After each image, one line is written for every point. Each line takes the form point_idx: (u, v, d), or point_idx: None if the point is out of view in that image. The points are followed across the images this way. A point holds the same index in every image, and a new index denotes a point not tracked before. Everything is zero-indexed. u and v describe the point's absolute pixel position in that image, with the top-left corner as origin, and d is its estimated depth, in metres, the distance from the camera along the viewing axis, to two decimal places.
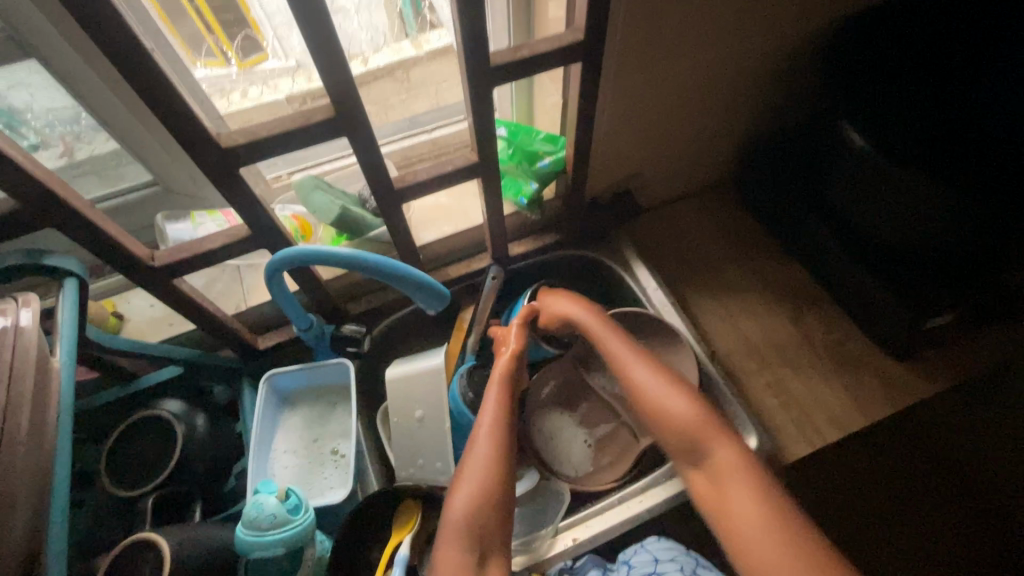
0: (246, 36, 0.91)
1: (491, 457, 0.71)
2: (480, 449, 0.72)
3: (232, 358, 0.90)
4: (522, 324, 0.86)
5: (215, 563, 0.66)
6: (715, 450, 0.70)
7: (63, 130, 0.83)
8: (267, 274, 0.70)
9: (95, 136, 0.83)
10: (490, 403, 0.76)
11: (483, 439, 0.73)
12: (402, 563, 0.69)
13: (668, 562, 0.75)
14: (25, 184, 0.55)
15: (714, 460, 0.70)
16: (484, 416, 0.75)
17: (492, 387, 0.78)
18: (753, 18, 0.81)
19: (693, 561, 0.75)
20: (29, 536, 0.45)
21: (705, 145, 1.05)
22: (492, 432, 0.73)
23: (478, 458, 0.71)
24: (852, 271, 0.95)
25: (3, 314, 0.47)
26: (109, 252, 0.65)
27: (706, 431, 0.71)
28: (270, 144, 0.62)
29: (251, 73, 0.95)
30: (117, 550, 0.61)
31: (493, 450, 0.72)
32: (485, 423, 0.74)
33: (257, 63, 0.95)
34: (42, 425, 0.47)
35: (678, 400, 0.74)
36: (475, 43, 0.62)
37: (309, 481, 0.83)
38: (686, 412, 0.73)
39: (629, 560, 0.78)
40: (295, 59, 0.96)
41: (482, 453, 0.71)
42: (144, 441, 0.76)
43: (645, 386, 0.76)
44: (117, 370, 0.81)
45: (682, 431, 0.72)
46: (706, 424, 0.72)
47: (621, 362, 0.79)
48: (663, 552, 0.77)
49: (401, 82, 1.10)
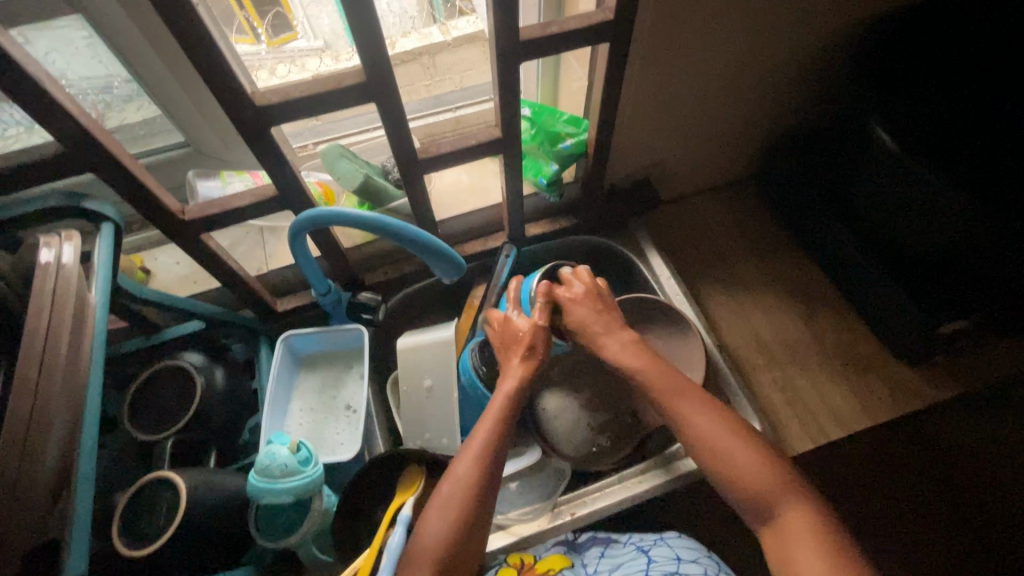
0: (277, 13, 0.97)
1: (474, 480, 0.65)
2: (463, 467, 0.66)
3: (252, 317, 0.93)
4: (543, 324, 0.79)
5: (228, 507, 0.69)
6: (782, 507, 0.61)
7: (94, 99, 0.86)
8: (291, 233, 0.72)
9: (127, 105, 0.89)
10: (489, 418, 0.70)
11: (470, 456, 0.67)
12: (405, 523, 0.70)
13: (691, 562, 0.67)
14: (70, 129, 0.58)
15: (783, 521, 0.61)
16: (479, 432, 0.69)
17: (498, 398, 0.73)
18: (788, 9, 0.81)
19: (717, 566, 0.67)
20: (63, 458, 0.48)
21: (729, 137, 1.04)
22: (483, 451, 0.68)
23: (458, 476, 0.66)
24: (870, 273, 0.94)
25: (49, 246, 0.51)
26: (144, 201, 0.68)
27: (773, 486, 0.62)
28: (301, 105, 0.64)
29: (279, 51, 0.99)
30: (139, 486, 0.65)
31: (477, 472, 0.66)
32: (478, 440, 0.69)
33: (286, 41, 0.99)
34: (77, 356, 0.50)
35: (744, 449, 0.66)
36: (506, 17, 0.63)
37: (320, 439, 0.86)
38: (750, 464, 0.64)
39: (648, 551, 0.72)
40: (323, 39, 1.01)
41: (463, 473, 0.66)
42: (165, 390, 0.79)
43: (693, 422, 0.69)
44: (143, 321, 0.84)
45: (749, 485, 0.63)
46: (775, 478, 0.63)
47: (688, 394, 0.71)
48: (686, 552, 0.70)
49: (427, 67, 1.14)
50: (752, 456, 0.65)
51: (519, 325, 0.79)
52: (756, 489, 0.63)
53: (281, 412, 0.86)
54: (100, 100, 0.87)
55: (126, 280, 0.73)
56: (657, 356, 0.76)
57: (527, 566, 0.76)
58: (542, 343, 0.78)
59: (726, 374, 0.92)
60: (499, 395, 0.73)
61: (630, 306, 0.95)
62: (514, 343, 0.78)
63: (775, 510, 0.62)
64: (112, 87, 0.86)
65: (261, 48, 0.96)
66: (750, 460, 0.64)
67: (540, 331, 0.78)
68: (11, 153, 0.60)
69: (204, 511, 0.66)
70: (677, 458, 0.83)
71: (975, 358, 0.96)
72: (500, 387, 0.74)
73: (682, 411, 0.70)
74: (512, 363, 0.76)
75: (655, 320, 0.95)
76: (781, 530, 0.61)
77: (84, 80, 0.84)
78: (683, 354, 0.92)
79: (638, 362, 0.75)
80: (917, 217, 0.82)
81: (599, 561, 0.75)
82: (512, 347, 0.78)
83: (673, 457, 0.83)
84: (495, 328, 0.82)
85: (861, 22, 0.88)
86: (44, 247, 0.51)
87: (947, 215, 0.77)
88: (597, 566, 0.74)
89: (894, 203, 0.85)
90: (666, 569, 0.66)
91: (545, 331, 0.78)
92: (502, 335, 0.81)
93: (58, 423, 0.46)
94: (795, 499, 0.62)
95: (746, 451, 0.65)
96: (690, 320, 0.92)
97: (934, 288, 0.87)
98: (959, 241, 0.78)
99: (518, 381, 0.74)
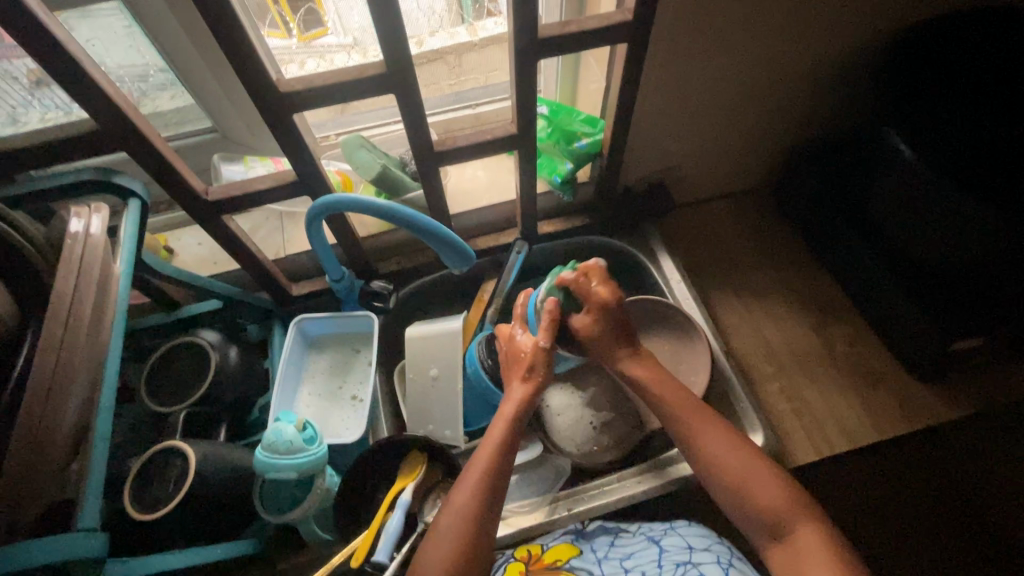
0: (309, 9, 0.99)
1: (472, 512, 0.64)
2: (460, 498, 0.65)
3: (267, 300, 0.95)
4: (546, 344, 0.75)
5: (235, 481, 0.71)
6: (792, 523, 0.62)
7: (132, 86, 0.91)
8: (307, 219, 0.74)
9: (161, 94, 0.92)
10: (488, 447, 0.69)
11: (471, 481, 0.66)
12: (403, 507, 0.72)
13: (704, 551, 0.68)
14: (105, 107, 0.60)
15: (796, 541, 0.61)
16: (478, 463, 0.67)
17: (499, 425, 0.71)
18: (810, 17, 0.81)
19: (728, 552, 0.68)
20: (83, 418, 0.50)
21: (747, 143, 1.04)
22: (485, 475, 0.66)
23: (456, 508, 0.64)
24: (885, 286, 0.93)
25: (78, 217, 0.53)
26: (171, 180, 0.71)
27: (788, 507, 0.63)
28: (324, 93, 0.66)
29: (309, 46, 1.02)
30: (148, 454, 0.67)
31: (475, 504, 0.64)
32: (478, 471, 0.67)
33: (316, 37, 1.02)
34: (100, 322, 0.52)
35: (759, 471, 0.66)
36: (525, 14, 0.64)
37: (327, 421, 0.88)
38: (766, 486, 0.64)
39: (659, 541, 0.72)
40: (352, 36, 1.02)
41: (460, 504, 0.64)
42: (181, 364, 0.81)
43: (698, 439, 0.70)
44: (164, 297, 0.88)
45: (767, 504, 0.63)
46: (789, 499, 0.63)
47: (678, 401, 0.73)
48: (697, 540, 0.71)
49: (452, 66, 1.14)
50: (765, 478, 0.65)
51: (522, 344, 0.77)
52: (771, 510, 0.63)
53: (290, 396, 0.88)
54: (137, 88, 0.91)
55: (150, 256, 0.76)
56: (669, 375, 0.76)
57: (534, 559, 0.74)
58: (543, 364, 0.75)
59: (732, 380, 0.91)
60: (499, 422, 0.71)
61: (638, 308, 0.95)
62: (517, 362, 0.76)
63: (787, 530, 0.62)
64: (148, 76, 0.90)
65: (292, 42, 1.00)
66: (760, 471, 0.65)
67: (541, 352, 0.74)
68: (49, 128, 0.64)
69: (212, 480, 0.68)
70: (676, 462, 0.84)
71: (989, 378, 0.94)
72: (501, 413, 0.72)
73: (686, 422, 0.71)
74: (514, 389, 0.74)
75: (662, 322, 0.95)
76: (793, 548, 0.61)
77: (122, 68, 0.88)
78: (690, 358, 0.92)
79: (658, 381, 0.75)
80: (936, 238, 0.81)
81: (609, 549, 0.74)
82: (514, 366, 0.76)
83: (672, 460, 0.84)
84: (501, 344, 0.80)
85: (884, 31, 0.87)
86: (74, 217, 0.54)
87: (967, 237, 0.76)
88: (607, 553, 0.74)
89: (912, 225, 0.84)
90: (679, 559, 0.67)
91: (547, 352, 0.75)
92: (506, 354, 0.79)
93: (79, 383, 0.49)
94: (807, 520, 0.62)
95: (760, 473, 0.65)
96: (698, 325, 0.92)
97: (947, 312, 0.86)
98: (973, 257, 0.77)
99: (519, 407, 0.72)
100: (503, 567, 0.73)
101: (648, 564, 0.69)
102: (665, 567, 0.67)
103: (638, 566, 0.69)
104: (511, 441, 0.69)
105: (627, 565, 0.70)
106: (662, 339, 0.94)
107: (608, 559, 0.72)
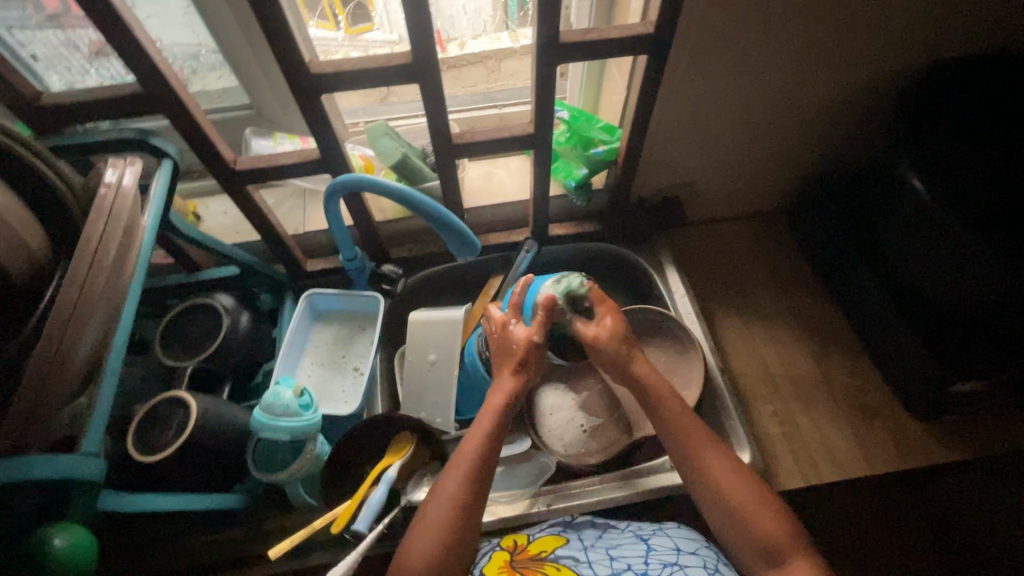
0: (358, 5, 1.05)
1: (460, 498, 0.63)
2: (449, 486, 0.64)
3: (282, 272, 1.00)
4: (539, 340, 0.75)
5: (230, 437, 0.75)
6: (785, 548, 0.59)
7: (183, 64, 0.96)
8: (325, 197, 0.78)
9: (210, 73, 0.98)
10: (477, 435, 0.68)
11: (458, 471, 0.65)
12: (387, 482, 0.73)
13: (690, 555, 0.67)
14: (149, 73, 0.65)
15: (788, 571, 0.58)
16: (467, 450, 0.67)
17: (488, 415, 0.70)
18: (836, 46, 0.82)
19: (715, 557, 0.68)
20: (97, 355, 0.54)
21: (765, 164, 1.04)
22: (472, 466, 0.65)
23: (445, 494, 0.64)
24: (894, 323, 0.92)
25: (114, 169, 0.58)
26: (204, 147, 0.75)
27: (779, 535, 0.60)
28: (352, 76, 0.69)
29: (355, 39, 1.07)
30: (155, 403, 0.71)
31: (464, 492, 0.64)
32: (466, 458, 0.66)
33: (362, 31, 1.07)
34: (122, 267, 0.56)
35: (745, 490, 0.63)
36: (549, 18, 0.67)
37: (326, 392, 0.91)
38: (763, 513, 0.61)
39: (647, 540, 0.72)
40: (397, 33, 1.06)
41: (448, 490, 0.64)
42: (195, 323, 0.85)
43: (692, 452, 0.67)
44: (186, 259, 0.92)
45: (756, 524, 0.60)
46: (784, 528, 0.60)
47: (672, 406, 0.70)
48: (686, 544, 0.71)
49: (491, 71, 1.19)
50: (761, 503, 0.62)
51: (516, 335, 0.76)
52: (763, 533, 0.60)
53: (293, 362, 0.92)
54: (187, 66, 0.97)
55: (177, 217, 0.81)
56: (662, 384, 0.73)
57: (519, 549, 0.74)
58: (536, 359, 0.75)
59: (725, 397, 0.91)
60: (489, 411, 0.70)
61: (637, 318, 0.97)
62: (510, 353, 0.75)
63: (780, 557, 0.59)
64: (200, 55, 0.96)
65: (338, 34, 1.06)
66: (738, 488, 0.63)
67: (535, 348, 0.74)
68: (98, 87, 0.69)
69: (209, 432, 0.71)
70: (663, 470, 0.85)
71: (988, 425, 0.93)
72: (491, 401, 0.72)
73: (675, 428, 0.69)
74: (506, 378, 0.73)
75: (660, 333, 0.96)
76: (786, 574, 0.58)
77: (177, 47, 0.94)
78: (685, 370, 0.93)
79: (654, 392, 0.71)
80: (948, 277, 0.80)
81: (596, 539, 0.75)
82: (507, 358, 0.75)
83: (655, 467, 0.85)
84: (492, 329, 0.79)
85: (908, 67, 0.87)
86: (111, 168, 0.58)
87: (992, 287, 0.74)
88: (594, 542, 0.74)
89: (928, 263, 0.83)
90: (666, 559, 0.67)
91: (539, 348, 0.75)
92: (498, 342, 0.77)
93: (96, 321, 0.52)
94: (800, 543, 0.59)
95: (756, 500, 0.62)
96: (695, 339, 0.92)
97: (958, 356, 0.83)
98: (984, 297, 0.76)
99: (511, 396, 0.72)
100: (489, 554, 0.74)
101: (635, 558, 0.68)
102: (651, 565, 0.66)
103: (623, 556, 0.69)
104: (499, 435, 0.68)
105: (613, 554, 0.69)
106: (658, 348, 0.96)
107: (594, 547, 0.72)
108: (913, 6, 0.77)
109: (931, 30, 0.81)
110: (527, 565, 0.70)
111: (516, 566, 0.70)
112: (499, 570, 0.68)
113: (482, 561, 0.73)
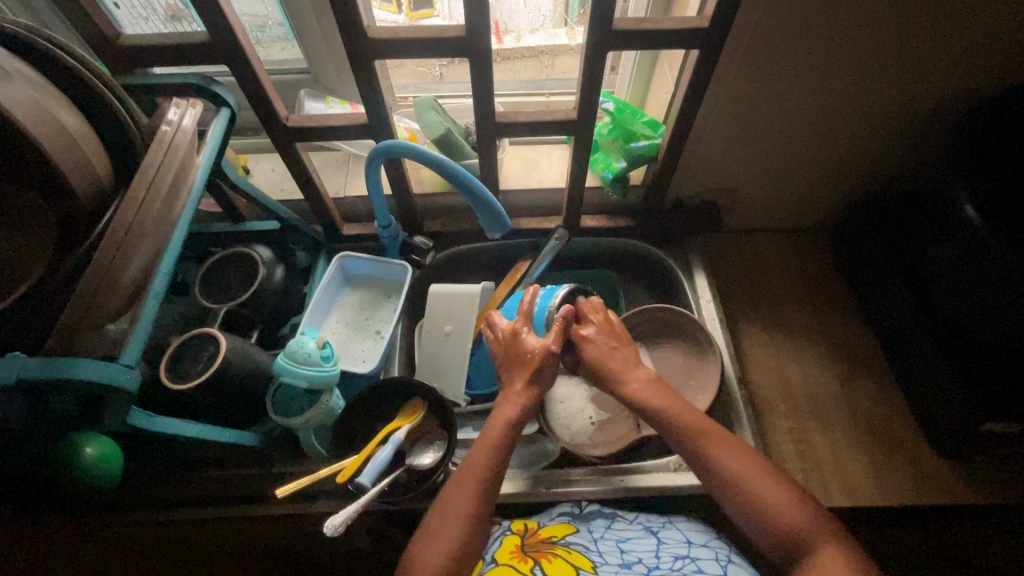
0: None
1: (469, 513, 0.62)
2: (457, 499, 0.63)
3: (320, 233, 1.03)
4: (555, 349, 0.74)
5: (254, 378, 0.78)
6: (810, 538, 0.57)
7: (251, 33, 1.01)
8: (369, 160, 0.80)
9: (274, 44, 1.02)
10: (484, 447, 0.67)
11: (465, 487, 0.64)
12: (393, 443, 0.76)
13: (701, 548, 0.68)
14: (218, 25, 0.68)
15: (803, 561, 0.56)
16: (472, 464, 0.66)
17: (495, 427, 0.69)
18: (900, 61, 0.79)
19: (726, 549, 0.68)
20: (139, 280, 0.57)
21: (811, 176, 1.01)
22: (479, 483, 0.64)
23: (452, 509, 0.62)
24: (928, 354, 0.89)
25: (177, 108, 0.63)
26: (262, 103, 0.79)
27: (801, 523, 0.58)
28: (406, 46, 0.72)
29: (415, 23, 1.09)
30: (188, 336, 0.76)
31: (470, 506, 0.62)
32: (474, 471, 0.65)
33: (423, 16, 1.09)
34: (173, 200, 0.59)
35: (756, 473, 0.63)
36: (603, 3, 0.67)
37: (349, 350, 0.94)
38: (778, 500, 0.60)
39: (658, 534, 0.73)
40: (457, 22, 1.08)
41: (457, 505, 0.62)
42: (233, 270, 0.90)
43: (708, 440, 0.66)
44: (232, 209, 0.97)
45: (774, 510, 0.59)
46: (798, 515, 0.59)
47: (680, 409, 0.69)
48: (696, 537, 0.71)
49: (544, 64, 1.20)
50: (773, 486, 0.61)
51: (529, 344, 0.74)
52: (781, 517, 0.59)
53: (320, 318, 0.95)
54: (256, 36, 1.02)
55: (229, 167, 0.85)
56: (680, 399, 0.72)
57: (530, 532, 0.75)
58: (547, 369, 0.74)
59: (740, 408, 0.90)
60: (497, 423, 0.69)
61: (657, 315, 0.97)
62: (519, 362, 0.74)
63: (795, 549, 0.58)
64: (266, 26, 1.00)
65: (399, 17, 1.09)
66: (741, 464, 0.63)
67: (549, 356, 0.73)
68: (170, 35, 0.73)
69: (234, 370, 0.75)
70: (665, 470, 0.83)
71: (1017, 473, 0.89)
72: (497, 415, 0.70)
73: (687, 420, 0.68)
74: (515, 391, 0.72)
75: (681, 334, 0.96)
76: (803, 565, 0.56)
77: (246, 17, 0.99)
78: (702, 375, 0.92)
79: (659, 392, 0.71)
80: (990, 307, 0.77)
81: (605, 530, 0.75)
82: (518, 367, 0.73)
83: (659, 467, 0.84)
84: (501, 336, 0.77)
85: (974, 87, 0.83)
86: (174, 108, 0.63)
87: None
88: (604, 534, 0.74)
89: (972, 292, 0.79)
90: (677, 552, 0.67)
91: (555, 357, 0.74)
92: (508, 349, 0.75)
93: (144, 248, 0.56)
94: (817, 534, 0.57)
95: (763, 483, 0.61)
96: (715, 343, 0.91)
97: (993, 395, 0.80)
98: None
99: (518, 411, 0.70)
100: (501, 538, 0.75)
101: (646, 552, 0.68)
102: (663, 558, 0.66)
103: (633, 550, 0.69)
104: (507, 447, 0.68)
105: (623, 547, 0.70)
106: (679, 348, 0.96)
107: (604, 539, 0.73)
108: (990, 24, 0.74)
109: (1003, 55, 0.78)
110: (539, 549, 0.70)
111: (527, 550, 0.70)
112: (512, 556, 0.69)
113: (492, 546, 0.74)
